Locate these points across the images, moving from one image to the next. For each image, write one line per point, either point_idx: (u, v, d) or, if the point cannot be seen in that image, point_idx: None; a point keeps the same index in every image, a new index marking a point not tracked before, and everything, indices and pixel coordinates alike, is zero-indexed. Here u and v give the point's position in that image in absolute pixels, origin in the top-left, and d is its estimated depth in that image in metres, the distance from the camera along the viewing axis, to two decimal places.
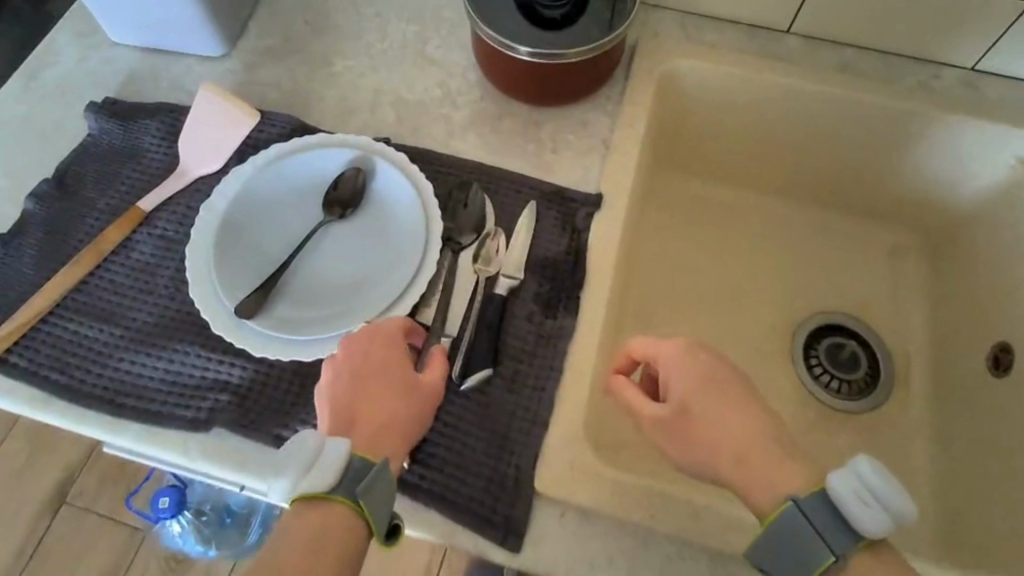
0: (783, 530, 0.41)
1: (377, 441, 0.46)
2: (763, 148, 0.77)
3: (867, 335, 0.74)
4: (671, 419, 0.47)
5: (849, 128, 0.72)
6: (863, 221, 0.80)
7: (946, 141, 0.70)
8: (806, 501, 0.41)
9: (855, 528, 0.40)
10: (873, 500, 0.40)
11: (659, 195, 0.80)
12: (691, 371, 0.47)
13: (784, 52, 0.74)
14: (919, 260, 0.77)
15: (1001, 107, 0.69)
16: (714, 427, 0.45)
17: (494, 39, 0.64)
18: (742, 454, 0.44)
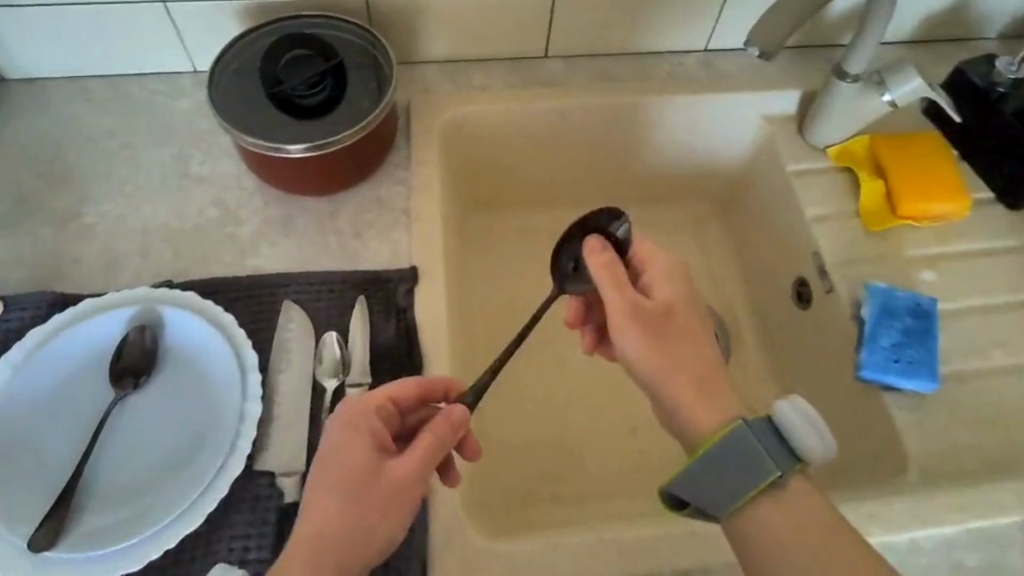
0: (731, 446, 0.42)
1: (309, 554, 0.39)
2: (559, 165, 0.80)
3: None
4: (654, 314, 0.46)
5: (623, 129, 0.78)
6: (670, 203, 0.86)
7: (702, 119, 0.78)
8: (754, 421, 0.43)
9: (797, 448, 0.43)
10: (811, 424, 0.44)
11: (478, 239, 0.81)
12: (678, 283, 0.48)
13: (546, 75, 0.77)
14: (721, 223, 0.85)
15: (735, 77, 0.77)
16: (683, 340, 0.46)
17: (260, 145, 0.60)
18: (704, 377, 0.45)
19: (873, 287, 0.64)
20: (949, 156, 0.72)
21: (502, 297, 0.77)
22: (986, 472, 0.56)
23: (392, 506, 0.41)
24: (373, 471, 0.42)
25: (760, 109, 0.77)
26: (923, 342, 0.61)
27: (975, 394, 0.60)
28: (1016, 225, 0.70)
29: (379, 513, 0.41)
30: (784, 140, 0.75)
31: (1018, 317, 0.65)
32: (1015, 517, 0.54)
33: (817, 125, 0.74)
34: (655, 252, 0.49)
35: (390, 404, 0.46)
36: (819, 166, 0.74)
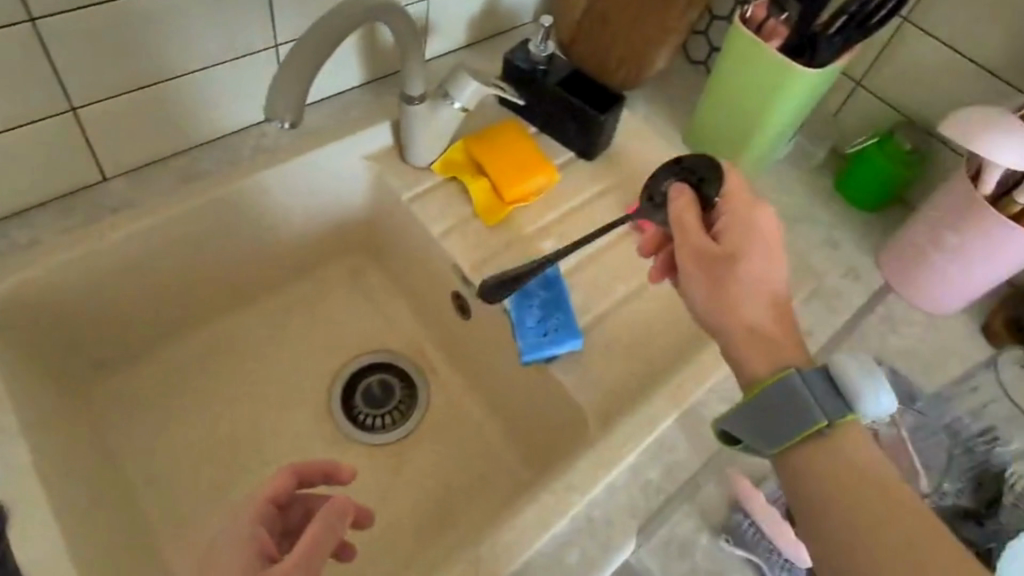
0: (779, 388, 0.48)
1: None
2: (178, 288, 0.76)
3: (379, 357, 0.82)
4: (714, 254, 0.54)
5: (224, 228, 0.75)
6: (328, 268, 0.87)
7: (302, 186, 0.77)
8: (806, 372, 0.49)
9: (851, 398, 0.48)
10: (869, 371, 0.50)
11: (124, 398, 0.76)
12: (750, 226, 0.55)
13: (113, 201, 0.69)
14: (381, 268, 0.88)
15: (321, 131, 0.77)
16: (749, 271, 0.53)
17: None
18: (756, 328, 0.52)
19: None
20: (527, 134, 0.81)
21: (185, 444, 0.75)
22: (641, 392, 0.65)
23: None
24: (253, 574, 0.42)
25: (359, 150, 0.78)
26: (560, 306, 0.66)
27: (613, 330, 0.69)
28: (596, 173, 0.82)
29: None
30: (391, 172, 0.78)
31: (623, 247, 0.75)
32: (671, 419, 0.62)
33: (412, 148, 0.77)
34: (735, 199, 0.57)
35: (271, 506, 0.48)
36: (430, 184, 0.78)
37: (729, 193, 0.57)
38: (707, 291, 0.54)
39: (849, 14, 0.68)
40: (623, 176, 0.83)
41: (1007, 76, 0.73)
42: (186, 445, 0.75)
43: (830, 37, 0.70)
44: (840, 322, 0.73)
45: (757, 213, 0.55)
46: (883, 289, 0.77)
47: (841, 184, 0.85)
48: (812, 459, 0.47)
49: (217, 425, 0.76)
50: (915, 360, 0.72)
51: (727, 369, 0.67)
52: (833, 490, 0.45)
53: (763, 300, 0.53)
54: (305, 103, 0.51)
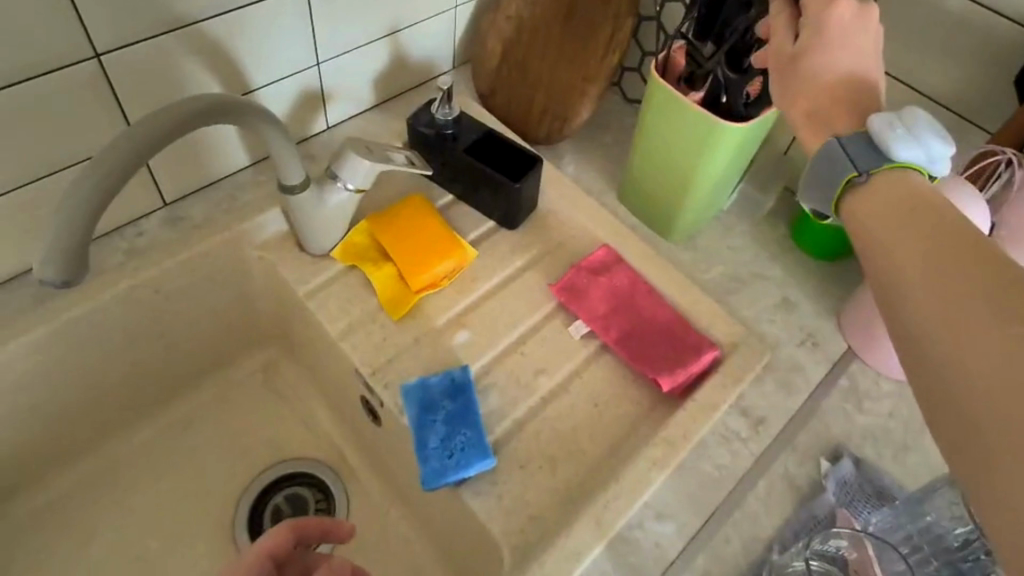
0: (819, 156, 0.46)
1: None
2: (50, 415, 0.65)
3: (289, 465, 0.74)
4: (791, 61, 0.49)
5: (97, 346, 0.65)
6: (231, 365, 0.77)
7: (186, 286, 0.68)
8: (845, 136, 0.46)
9: (887, 147, 0.44)
10: (903, 126, 0.44)
11: None
12: (829, 19, 0.48)
13: None
14: (291, 360, 0.78)
15: (203, 225, 0.69)
16: (821, 78, 0.48)
17: None
18: (816, 108, 0.48)
19: (407, 389, 0.60)
20: (436, 211, 0.73)
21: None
22: (565, 515, 0.56)
23: None
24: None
25: (247, 242, 0.70)
26: (467, 420, 0.58)
27: (535, 437, 0.60)
28: (518, 244, 0.74)
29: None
30: (286, 264, 0.70)
31: (547, 332, 0.67)
32: (599, 547, 0.54)
33: (306, 237, 0.68)
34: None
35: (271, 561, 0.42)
36: (328, 277, 0.69)
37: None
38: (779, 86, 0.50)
39: None
40: (550, 243, 0.74)
41: (957, 109, 0.65)
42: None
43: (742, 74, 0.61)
44: (800, 404, 0.64)
45: (834, 11, 0.48)
46: (848, 355, 0.68)
47: (795, 234, 0.76)
48: (861, 202, 0.45)
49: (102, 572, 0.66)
50: (888, 441, 0.62)
51: (666, 477, 0.58)
52: (870, 224, 0.43)
53: (833, 83, 0.48)
54: (89, 239, 0.44)
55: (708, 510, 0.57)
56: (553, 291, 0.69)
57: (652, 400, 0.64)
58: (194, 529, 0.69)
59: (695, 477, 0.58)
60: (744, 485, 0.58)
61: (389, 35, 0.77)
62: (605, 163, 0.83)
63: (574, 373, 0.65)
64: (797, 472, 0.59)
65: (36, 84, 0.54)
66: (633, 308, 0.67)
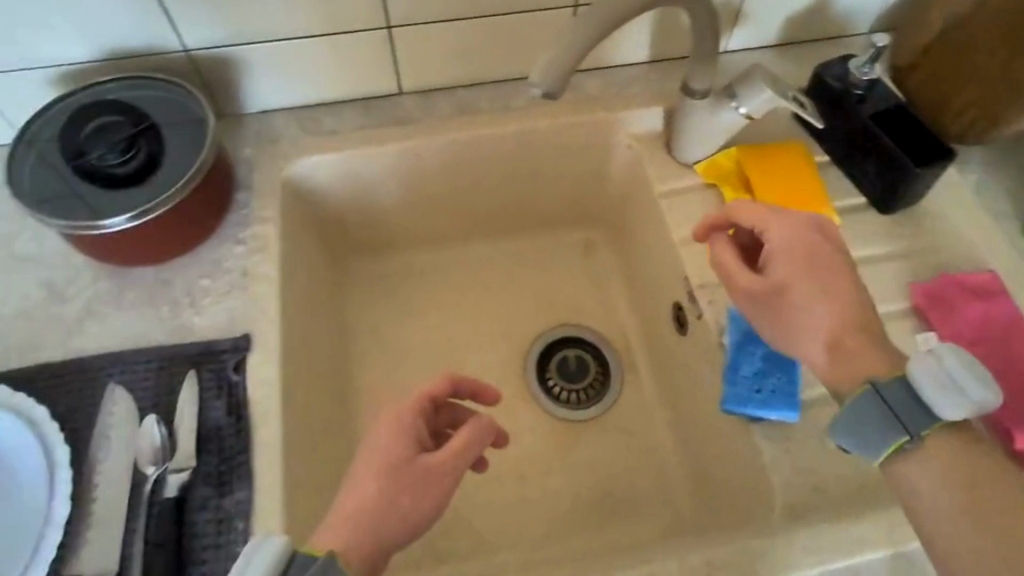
0: (864, 411, 0.45)
1: (331, 534, 0.42)
2: (423, 206, 0.77)
3: (583, 333, 0.75)
4: (767, 295, 0.51)
5: (482, 166, 0.75)
6: (556, 229, 0.82)
7: (564, 145, 0.75)
8: (882, 383, 0.45)
9: (933, 407, 0.43)
10: (949, 381, 0.43)
11: (348, 281, 0.77)
12: (793, 255, 0.50)
13: (398, 113, 0.74)
14: (610, 247, 0.80)
15: (596, 100, 0.75)
16: (810, 307, 0.49)
17: (74, 227, 0.57)
18: (836, 342, 0.48)
19: (735, 314, 0.61)
20: (811, 163, 0.70)
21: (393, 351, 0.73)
22: (854, 506, 0.53)
23: (423, 501, 0.45)
24: (412, 457, 0.46)
25: (624, 129, 0.75)
26: (786, 367, 0.58)
27: None
28: (887, 230, 0.68)
29: (403, 494, 0.44)
30: (650, 160, 0.73)
31: (890, 329, 0.62)
32: (882, 553, 0.51)
33: (680, 142, 0.71)
34: (766, 219, 0.52)
35: (430, 400, 0.50)
36: (686, 186, 0.71)
37: (728, 218, 0.55)
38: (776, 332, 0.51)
39: None
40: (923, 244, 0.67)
41: None
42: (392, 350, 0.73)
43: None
44: None
45: (789, 233, 0.51)
46: None
47: None
48: (915, 475, 0.44)
49: None
50: None
51: None
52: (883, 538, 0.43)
53: (829, 305, 0.48)
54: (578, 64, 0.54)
55: None
56: (914, 292, 0.63)
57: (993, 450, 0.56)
58: None
59: None
60: None
61: None
62: (1019, 187, 0.71)
63: None
64: None
65: None
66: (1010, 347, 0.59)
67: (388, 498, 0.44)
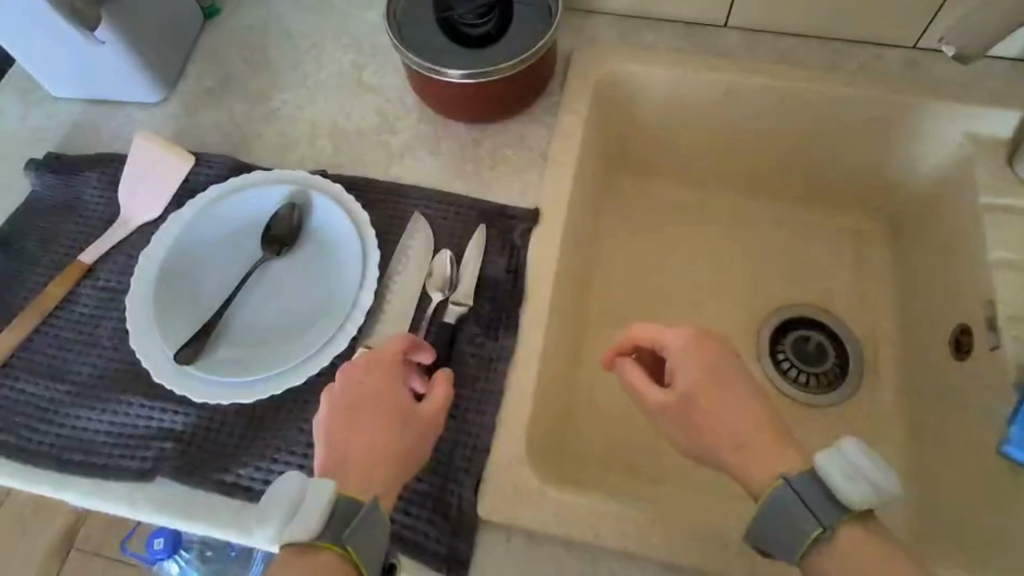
0: (773, 508, 0.40)
1: (364, 479, 0.43)
2: (704, 146, 0.76)
3: (830, 322, 0.72)
4: (677, 404, 0.46)
5: (784, 122, 0.71)
6: (830, 210, 0.77)
7: (886, 124, 0.69)
8: (794, 477, 0.41)
9: (844, 498, 0.39)
10: (859, 473, 0.40)
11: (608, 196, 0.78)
12: (699, 362, 0.46)
13: (718, 45, 0.72)
14: (888, 249, 0.75)
15: (942, 84, 0.67)
16: (728, 416, 0.43)
17: (425, 67, 0.63)
18: (740, 443, 0.43)
19: None
20: None
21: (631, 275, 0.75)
22: None
23: (427, 439, 0.48)
24: (407, 408, 0.47)
25: (964, 126, 0.66)
26: None
27: None
28: None
29: (415, 442, 0.46)
30: (986, 165, 0.64)
31: None
32: None
33: None
34: (664, 336, 0.48)
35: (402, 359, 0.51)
36: (1023, 203, 0.62)
37: (630, 340, 0.50)
38: (694, 446, 0.45)
39: None
40: None
41: None
42: (633, 272, 0.75)
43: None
44: None
45: (685, 343, 0.47)
46: None
47: None
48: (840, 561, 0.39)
49: None
50: None
51: None
52: None
53: (755, 412, 0.43)
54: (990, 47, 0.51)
55: None
56: None
57: None
58: None
59: None
60: None
61: None
62: None
63: None
64: None
65: None
66: None
67: (405, 440, 0.46)
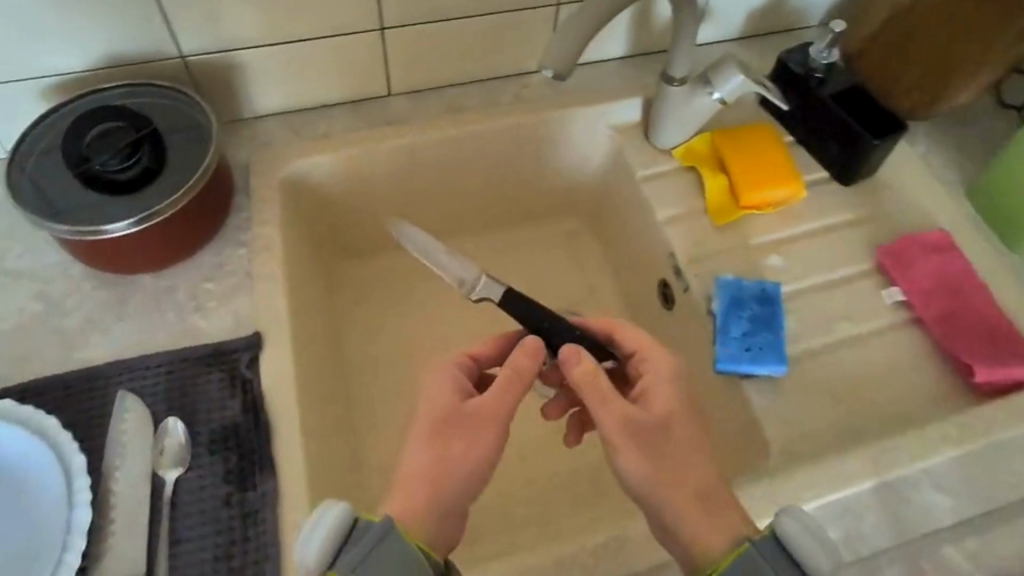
0: (739, 573, 0.42)
1: (411, 496, 0.43)
2: (414, 204, 0.79)
3: (571, 321, 0.79)
4: (653, 430, 0.47)
5: (470, 161, 0.77)
6: (548, 218, 0.85)
7: (550, 138, 0.78)
8: (761, 541, 0.42)
9: (802, 561, 0.41)
10: (814, 534, 0.42)
11: (343, 283, 0.79)
12: (667, 389, 0.49)
13: (388, 114, 0.76)
14: (595, 236, 0.85)
15: (578, 92, 0.79)
16: (689, 454, 0.46)
17: (75, 231, 0.56)
18: (703, 494, 0.45)
19: (722, 281, 0.66)
20: (780, 142, 0.75)
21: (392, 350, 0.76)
22: (840, 445, 0.59)
23: (485, 435, 0.45)
24: (456, 407, 0.46)
25: (606, 121, 0.78)
26: (771, 327, 0.63)
27: (828, 369, 0.62)
28: (849, 201, 0.73)
29: (463, 437, 0.45)
30: (630, 147, 0.77)
31: (860, 287, 0.67)
32: (871, 486, 0.56)
33: (659, 127, 0.75)
34: (647, 354, 0.52)
35: (472, 359, 0.52)
36: (664, 169, 0.75)
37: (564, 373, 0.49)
38: (646, 474, 0.45)
39: None
40: (881, 212, 0.73)
41: None
42: (392, 344, 0.76)
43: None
44: None
45: (664, 372, 0.50)
46: None
47: None
48: None
49: None
50: None
51: (957, 456, 0.58)
52: None
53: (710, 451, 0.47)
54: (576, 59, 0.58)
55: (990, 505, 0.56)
56: (879, 252, 0.69)
57: (956, 388, 0.62)
58: None
59: (987, 469, 0.57)
60: None
61: None
62: (963, 154, 0.77)
63: (877, 333, 0.65)
64: None
65: None
66: (960, 296, 0.65)
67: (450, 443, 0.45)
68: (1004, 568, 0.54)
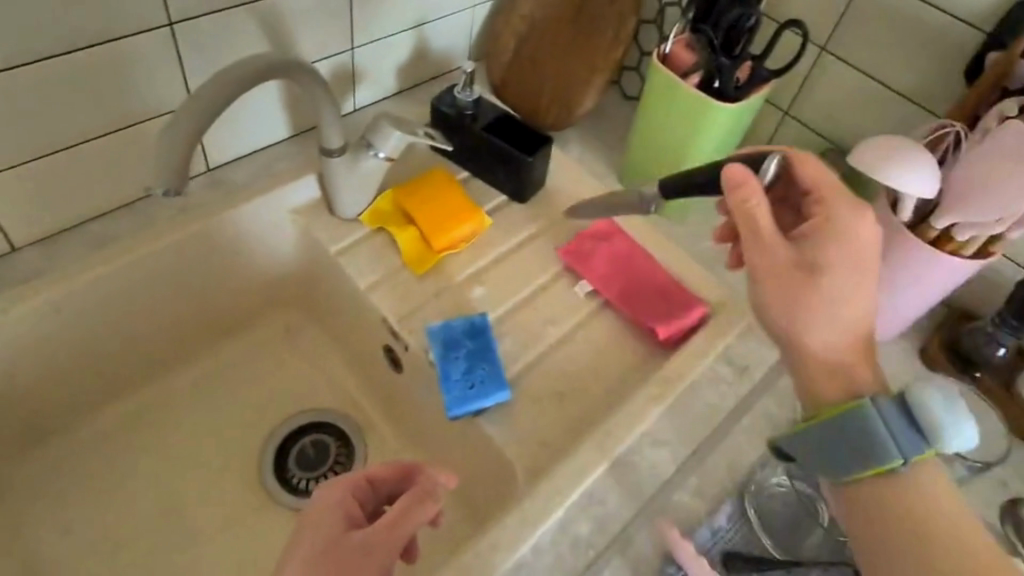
0: (852, 421, 0.48)
1: None
2: (90, 361, 0.71)
3: (314, 417, 0.80)
4: (792, 272, 0.51)
5: (140, 296, 0.71)
6: (263, 320, 0.84)
7: (230, 245, 0.75)
8: (881, 400, 0.48)
9: (932, 423, 0.46)
10: (944, 400, 0.47)
11: (38, 476, 0.71)
12: (846, 274, 0.51)
13: (17, 274, 0.65)
14: (316, 320, 0.84)
15: (247, 188, 0.75)
16: (841, 312, 0.51)
17: None
18: (832, 366, 0.51)
19: (432, 329, 0.68)
20: (455, 181, 0.80)
21: (105, 533, 0.69)
22: (571, 443, 0.63)
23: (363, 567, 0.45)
24: (339, 535, 0.47)
25: (285, 207, 0.76)
26: (486, 356, 0.66)
27: (545, 376, 0.67)
28: (528, 216, 0.81)
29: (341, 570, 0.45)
30: (317, 225, 0.76)
31: (555, 290, 0.74)
32: (604, 470, 0.61)
33: (338, 198, 0.75)
34: (827, 195, 0.53)
35: (368, 483, 0.52)
36: (356, 238, 0.76)
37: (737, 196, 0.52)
38: (783, 309, 0.52)
39: (754, 58, 0.71)
40: (557, 216, 0.82)
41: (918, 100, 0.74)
42: (103, 528, 0.70)
43: (734, 59, 0.70)
44: (780, 355, 0.72)
45: (857, 219, 0.52)
46: None
47: None
48: None
49: (134, 503, 0.72)
50: None
51: (662, 412, 0.65)
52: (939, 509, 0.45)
53: (852, 303, 0.51)
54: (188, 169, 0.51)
55: (700, 441, 0.64)
56: (562, 253, 0.77)
57: (650, 350, 0.71)
58: (221, 471, 0.75)
59: (687, 412, 0.66)
60: (729, 421, 0.66)
61: (416, 27, 0.84)
62: (608, 148, 0.90)
63: (578, 326, 0.72)
64: (777, 411, 0.67)
65: (129, 41, 0.60)
66: (633, 269, 0.75)
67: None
68: (721, 492, 0.61)
